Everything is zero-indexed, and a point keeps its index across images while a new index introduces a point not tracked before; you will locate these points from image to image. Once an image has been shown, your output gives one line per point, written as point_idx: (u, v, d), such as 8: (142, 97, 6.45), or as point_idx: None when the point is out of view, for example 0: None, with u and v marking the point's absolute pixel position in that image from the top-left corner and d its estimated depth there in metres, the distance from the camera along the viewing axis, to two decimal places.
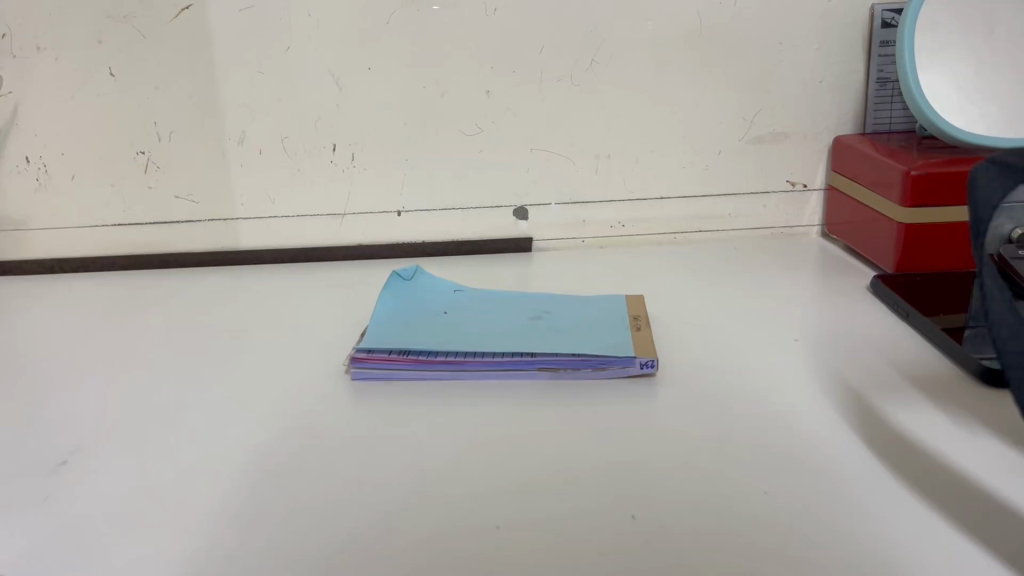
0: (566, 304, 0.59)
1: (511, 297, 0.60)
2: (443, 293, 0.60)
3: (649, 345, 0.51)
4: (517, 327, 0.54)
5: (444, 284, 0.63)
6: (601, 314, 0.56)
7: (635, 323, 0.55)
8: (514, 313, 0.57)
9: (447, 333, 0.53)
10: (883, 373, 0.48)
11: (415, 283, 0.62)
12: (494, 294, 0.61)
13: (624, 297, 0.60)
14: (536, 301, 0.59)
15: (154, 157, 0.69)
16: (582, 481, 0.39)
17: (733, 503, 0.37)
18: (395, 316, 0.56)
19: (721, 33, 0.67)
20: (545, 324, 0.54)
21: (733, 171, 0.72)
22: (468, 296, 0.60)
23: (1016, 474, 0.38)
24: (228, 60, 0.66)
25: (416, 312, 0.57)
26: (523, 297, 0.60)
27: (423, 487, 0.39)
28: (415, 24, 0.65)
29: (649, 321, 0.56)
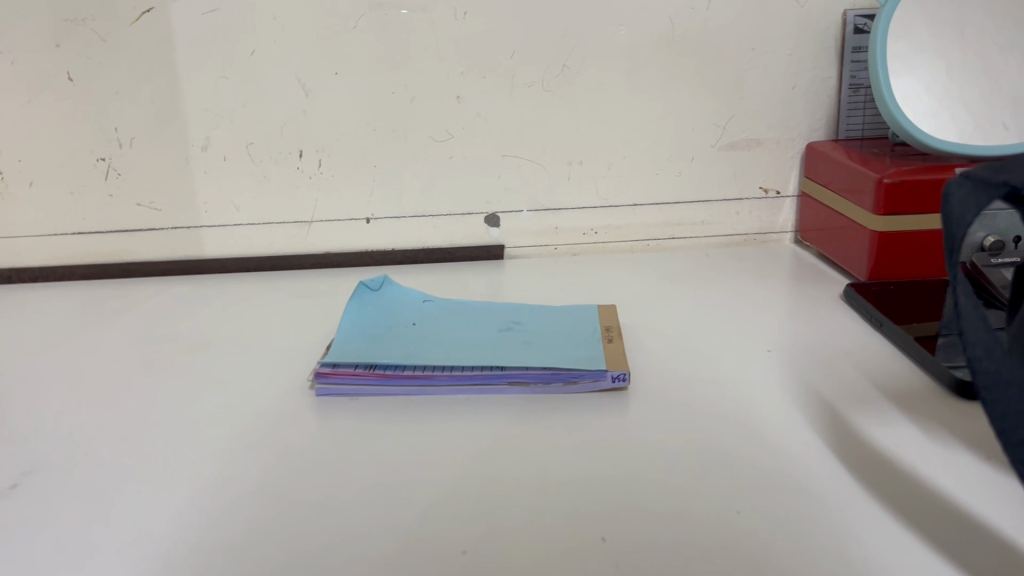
0: (537, 315, 0.58)
1: (482, 308, 0.59)
2: (412, 305, 0.59)
3: (620, 357, 0.50)
4: (487, 339, 0.53)
5: (413, 295, 0.62)
6: (573, 325, 0.55)
7: (608, 333, 0.54)
8: (485, 324, 0.56)
9: (415, 346, 0.52)
10: (856, 385, 0.48)
11: (383, 294, 0.60)
12: (465, 306, 0.60)
13: (597, 307, 0.59)
14: (508, 312, 0.58)
15: (115, 164, 0.67)
16: (550, 501, 0.38)
17: (705, 524, 0.36)
18: (362, 327, 0.54)
19: (694, 39, 0.66)
20: (516, 336, 0.53)
21: (706, 178, 0.71)
22: (438, 308, 0.59)
23: (992, 492, 0.38)
24: (191, 64, 0.64)
25: (384, 324, 0.55)
26: (494, 308, 0.59)
27: (388, 507, 0.38)
28: (383, 28, 0.64)
29: (621, 332, 0.55)
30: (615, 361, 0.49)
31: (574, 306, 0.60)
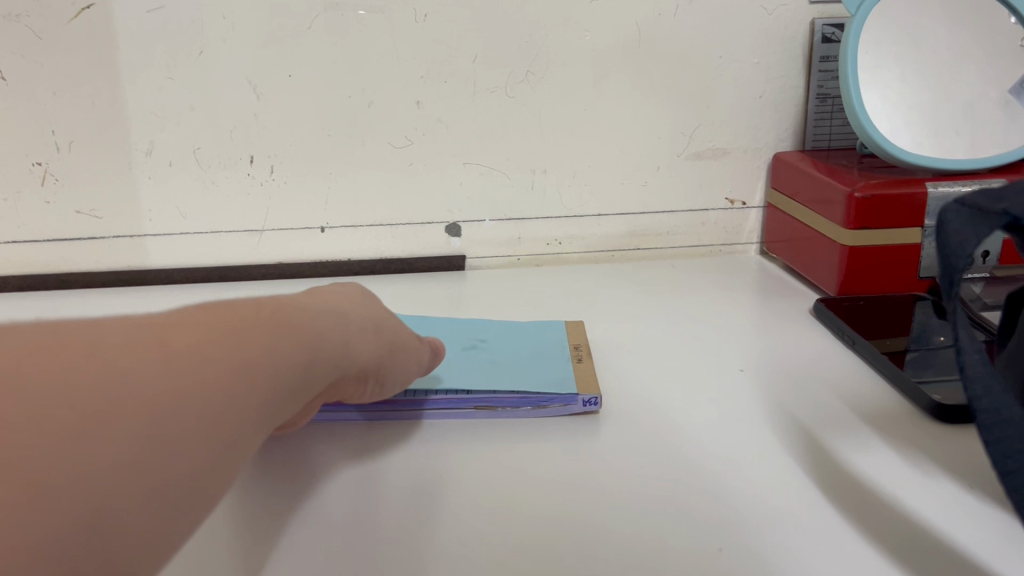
0: (501, 332, 0.55)
1: (443, 324, 0.57)
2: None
3: (589, 379, 0.48)
4: (450, 358, 0.51)
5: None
6: (540, 343, 0.53)
7: (577, 353, 0.52)
8: (448, 342, 0.53)
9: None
10: (832, 406, 0.47)
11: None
12: (426, 322, 0.57)
13: (563, 323, 0.57)
14: (471, 330, 0.56)
15: (53, 169, 0.63)
16: (522, 536, 0.36)
17: (683, 562, 0.34)
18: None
19: (659, 46, 0.65)
20: (481, 355, 0.51)
21: (671, 188, 0.70)
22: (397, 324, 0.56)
23: (977, 522, 0.36)
24: (135, 63, 0.61)
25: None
26: (455, 324, 0.57)
27: (345, 542, 0.36)
28: (339, 29, 0.61)
29: (590, 350, 0.53)
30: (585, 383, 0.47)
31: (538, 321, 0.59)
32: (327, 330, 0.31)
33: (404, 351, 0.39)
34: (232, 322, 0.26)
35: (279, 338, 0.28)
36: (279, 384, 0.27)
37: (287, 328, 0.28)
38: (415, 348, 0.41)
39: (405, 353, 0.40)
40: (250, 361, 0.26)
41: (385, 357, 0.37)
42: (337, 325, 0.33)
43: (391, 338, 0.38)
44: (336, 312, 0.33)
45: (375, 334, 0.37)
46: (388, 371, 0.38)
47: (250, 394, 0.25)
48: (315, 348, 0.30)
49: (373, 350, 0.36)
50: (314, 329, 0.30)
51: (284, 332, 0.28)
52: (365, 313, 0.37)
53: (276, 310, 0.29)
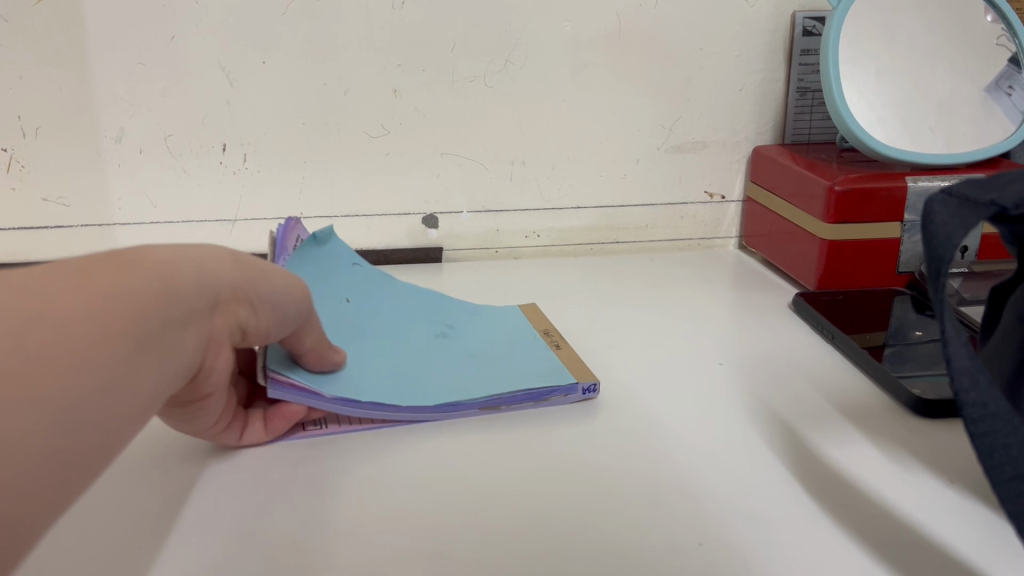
0: (465, 319, 0.54)
1: (408, 300, 0.55)
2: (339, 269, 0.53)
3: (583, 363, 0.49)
4: (428, 348, 0.49)
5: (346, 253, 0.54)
6: (509, 333, 0.53)
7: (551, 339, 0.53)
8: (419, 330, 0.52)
9: (360, 349, 0.47)
10: (812, 400, 0.46)
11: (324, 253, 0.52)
12: (390, 292, 0.55)
13: (525, 311, 0.58)
14: (435, 314, 0.54)
15: (18, 155, 0.62)
16: (501, 531, 0.35)
17: (665, 557, 0.34)
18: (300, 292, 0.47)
19: (641, 37, 0.64)
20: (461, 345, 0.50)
21: (651, 180, 0.69)
22: (364, 285, 0.53)
23: (959, 515, 0.36)
24: (105, 48, 0.59)
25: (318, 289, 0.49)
26: (419, 303, 0.55)
27: (321, 538, 0.35)
28: (316, 15, 0.60)
29: (563, 335, 0.54)
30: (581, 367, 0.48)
31: (493, 308, 0.58)
32: (187, 288, 0.29)
33: (281, 288, 0.34)
34: (83, 284, 0.26)
35: (127, 303, 0.26)
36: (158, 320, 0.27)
37: (143, 290, 0.27)
38: (293, 286, 0.36)
39: (280, 281, 0.35)
40: (88, 335, 0.24)
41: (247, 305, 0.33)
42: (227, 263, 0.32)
43: (262, 285, 0.33)
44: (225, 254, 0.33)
45: (241, 273, 0.33)
46: (266, 307, 0.34)
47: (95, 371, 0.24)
48: (174, 306, 0.28)
49: (228, 301, 0.32)
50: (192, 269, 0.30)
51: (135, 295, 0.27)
52: (227, 262, 0.32)
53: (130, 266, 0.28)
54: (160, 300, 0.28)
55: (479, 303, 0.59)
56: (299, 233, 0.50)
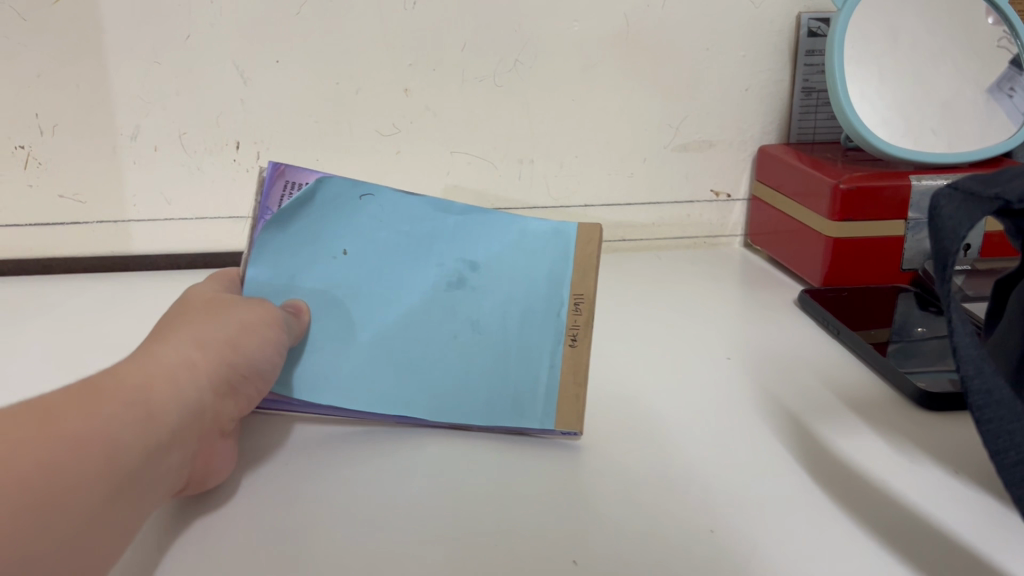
0: (490, 279, 0.44)
1: (425, 246, 0.44)
2: (325, 220, 0.43)
3: (582, 390, 0.43)
4: (431, 316, 0.44)
5: (337, 203, 0.43)
6: (524, 310, 0.44)
7: (574, 328, 0.44)
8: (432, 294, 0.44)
9: (341, 330, 0.44)
10: (818, 392, 0.47)
11: (311, 210, 0.43)
12: (400, 237, 0.44)
13: (569, 273, 0.44)
14: (455, 267, 0.44)
15: (36, 153, 0.63)
16: (516, 519, 0.36)
17: (676, 543, 0.35)
18: (278, 263, 0.43)
19: (648, 37, 0.65)
20: (468, 315, 0.44)
21: (658, 179, 0.70)
22: (362, 232, 0.44)
23: (962, 502, 0.37)
24: (122, 47, 0.60)
25: (304, 253, 0.43)
26: (440, 251, 0.44)
27: (343, 526, 0.36)
28: (328, 15, 0.61)
29: (593, 322, 0.43)
30: (570, 409, 0.42)
31: (530, 251, 0.44)
32: (169, 396, 0.32)
33: (256, 356, 0.37)
34: (69, 399, 0.29)
35: (117, 437, 0.29)
36: (144, 414, 0.31)
37: (129, 416, 0.30)
38: (276, 344, 0.39)
39: (256, 345, 0.37)
40: (91, 470, 0.28)
41: (228, 388, 0.36)
42: (205, 338, 0.36)
43: (237, 366, 0.36)
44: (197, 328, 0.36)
45: (219, 359, 0.35)
46: (249, 369, 0.37)
47: (98, 510, 0.28)
48: (162, 420, 0.32)
49: (214, 395, 0.35)
50: (168, 359, 0.34)
51: (123, 425, 0.30)
52: (203, 356, 0.35)
53: (111, 393, 0.30)
54: (140, 394, 0.31)
55: (515, 231, 0.45)
56: (286, 182, 0.43)
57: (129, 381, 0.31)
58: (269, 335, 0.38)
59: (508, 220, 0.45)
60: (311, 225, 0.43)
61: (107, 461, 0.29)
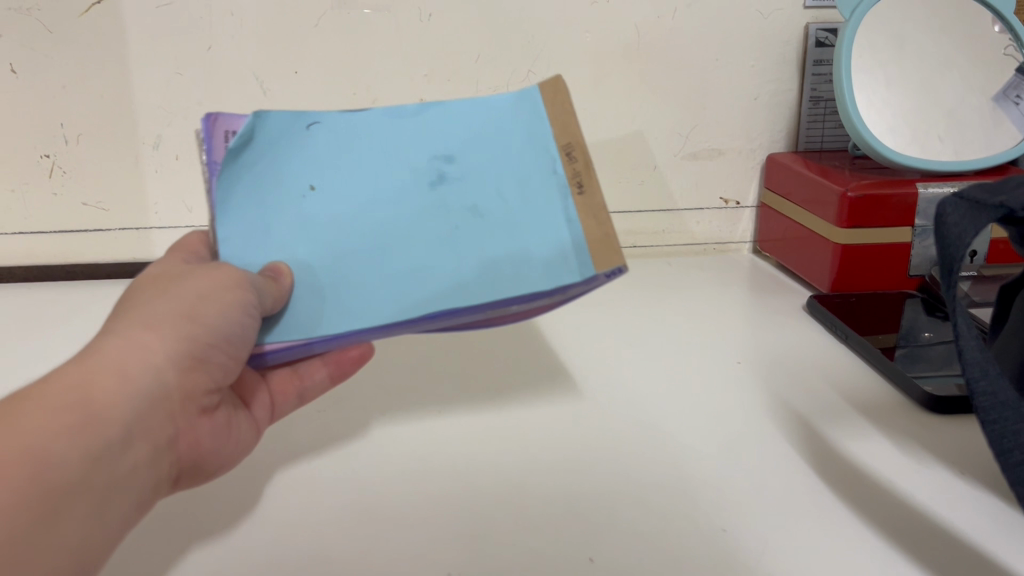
0: (470, 166, 0.43)
1: (392, 154, 0.44)
2: (282, 157, 0.43)
3: (609, 227, 0.38)
4: (424, 215, 0.42)
5: (287, 135, 0.44)
6: (519, 176, 0.42)
7: (577, 178, 0.41)
8: (423, 198, 0.42)
9: (331, 258, 0.42)
10: (826, 396, 0.48)
11: (258, 148, 0.42)
12: (365, 151, 0.44)
13: (548, 126, 0.43)
14: (432, 165, 0.43)
15: (60, 161, 0.65)
16: (534, 518, 0.38)
17: (690, 542, 0.36)
18: (248, 219, 0.42)
19: (659, 48, 0.66)
20: (464, 202, 0.42)
21: (668, 187, 0.72)
22: (323, 164, 0.44)
23: (970, 503, 0.38)
24: (144, 58, 0.62)
25: (274, 201, 0.43)
26: (409, 153, 0.44)
27: (369, 527, 0.37)
28: (346, 27, 0.62)
29: (592, 162, 0.41)
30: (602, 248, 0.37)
31: (501, 134, 0.44)
32: (117, 388, 0.32)
33: (220, 326, 0.35)
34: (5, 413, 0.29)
35: (57, 447, 0.29)
36: (83, 411, 0.30)
37: (65, 420, 0.30)
38: (246, 307, 0.36)
39: (216, 313, 0.35)
40: (25, 484, 0.28)
41: (193, 363, 0.35)
42: (155, 316, 0.34)
43: (199, 340, 0.35)
44: (152, 303, 0.35)
45: (169, 341, 0.34)
46: (218, 337, 0.36)
47: (45, 517, 0.28)
48: (105, 416, 0.31)
49: (176, 375, 0.34)
50: (115, 348, 0.33)
51: (61, 433, 0.29)
52: (153, 340, 0.34)
53: (50, 397, 0.30)
54: (79, 394, 0.31)
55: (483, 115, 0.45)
56: (224, 131, 0.43)
57: (68, 380, 0.31)
58: (235, 298, 0.36)
59: (471, 104, 0.45)
60: (269, 168, 0.43)
61: (44, 472, 0.28)
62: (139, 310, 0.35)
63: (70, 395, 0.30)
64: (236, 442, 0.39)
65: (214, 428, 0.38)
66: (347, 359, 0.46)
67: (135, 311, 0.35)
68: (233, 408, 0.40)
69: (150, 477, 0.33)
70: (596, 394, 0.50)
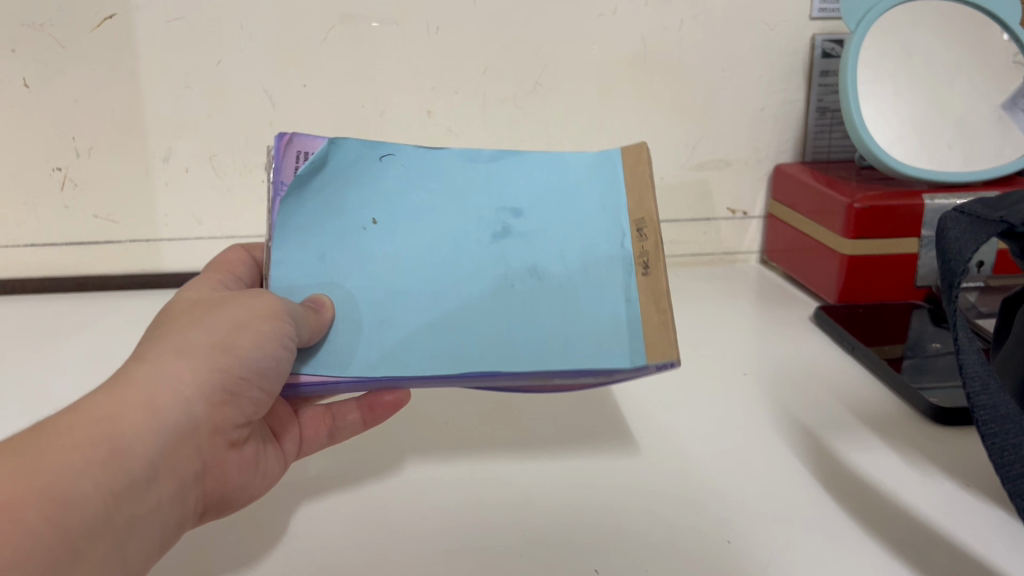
0: (537, 225, 0.43)
1: (461, 202, 0.44)
2: (349, 186, 0.43)
3: (667, 312, 0.37)
4: (481, 267, 0.42)
5: (359, 164, 0.43)
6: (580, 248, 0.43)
7: (643, 257, 0.41)
8: (481, 250, 0.42)
9: (378, 294, 0.41)
10: (832, 407, 0.48)
11: (330, 176, 0.42)
12: (435, 195, 0.44)
13: (624, 198, 0.44)
14: (498, 218, 0.43)
15: (72, 174, 0.65)
16: (539, 530, 0.38)
17: (696, 554, 0.36)
18: (305, 244, 0.42)
19: (665, 59, 0.66)
20: (523, 261, 0.42)
21: (675, 198, 0.72)
22: (391, 201, 0.43)
23: (979, 518, 0.38)
24: (155, 72, 0.62)
25: (333, 228, 0.42)
26: (478, 203, 0.44)
27: (375, 539, 0.37)
28: (354, 40, 0.63)
29: (661, 241, 0.40)
30: (660, 336, 0.37)
31: (572, 204, 0.44)
32: (144, 422, 0.32)
33: (255, 356, 0.35)
34: (32, 444, 0.29)
35: (84, 483, 0.29)
36: (108, 446, 0.30)
37: (94, 454, 0.30)
38: (285, 339, 0.36)
39: (252, 344, 0.35)
40: (50, 517, 0.28)
41: (225, 396, 0.35)
42: (186, 347, 0.34)
43: (232, 371, 0.35)
44: (184, 333, 0.35)
45: (199, 374, 0.34)
46: (250, 371, 0.35)
47: (69, 552, 0.28)
48: (131, 451, 0.31)
49: (206, 407, 0.34)
50: (145, 380, 0.33)
51: (86, 466, 0.29)
52: (186, 370, 0.34)
53: (81, 428, 0.30)
54: (104, 428, 0.31)
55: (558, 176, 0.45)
56: (297, 152, 0.42)
57: (96, 414, 0.31)
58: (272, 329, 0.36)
59: (546, 162, 0.45)
60: (334, 196, 0.43)
61: (68, 507, 0.28)
62: (171, 342, 0.34)
63: (96, 429, 0.30)
64: (264, 477, 0.39)
65: (242, 463, 0.38)
66: (381, 403, 0.45)
67: (167, 341, 0.34)
68: (264, 442, 0.41)
69: (176, 511, 0.33)
70: (600, 406, 0.50)
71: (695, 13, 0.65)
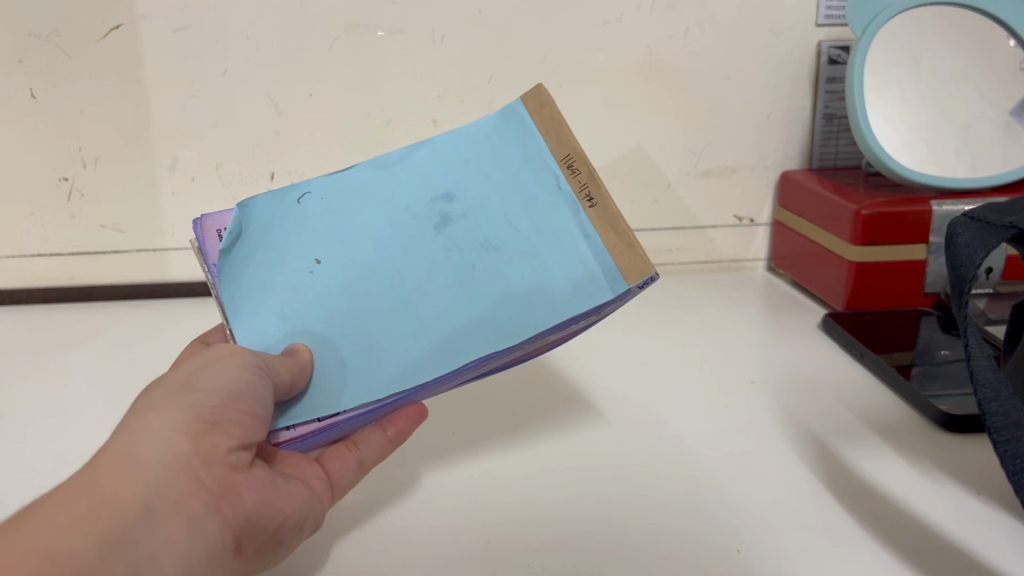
0: (471, 202, 0.43)
1: (388, 201, 0.44)
2: (281, 239, 0.43)
3: (630, 234, 0.38)
4: (436, 257, 0.41)
5: (279, 217, 0.44)
6: (525, 207, 0.42)
7: (585, 191, 0.41)
8: (432, 244, 0.42)
9: (345, 326, 0.40)
10: (840, 415, 0.48)
11: (255, 239, 0.43)
12: (361, 211, 0.44)
13: (544, 145, 0.43)
14: (431, 209, 0.43)
15: (79, 184, 0.66)
16: (546, 540, 0.38)
17: (706, 562, 0.36)
18: (263, 310, 0.41)
19: (670, 66, 0.66)
20: (474, 238, 0.41)
21: (681, 205, 0.72)
22: (324, 235, 0.43)
23: (991, 526, 0.37)
24: (160, 82, 0.62)
25: (279, 282, 0.41)
26: (407, 199, 0.44)
27: (383, 552, 0.37)
28: (360, 49, 0.63)
29: (597, 171, 0.41)
30: (631, 256, 0.37)
31: (499, 171, 0.43)
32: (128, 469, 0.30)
33: (222, 385, 0.34)
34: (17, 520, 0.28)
35: (67, 540, 0.27)
36: (88, 499, 0.29)
37: (73, 512, 0.28)
38: (245, 370, 0.35)
39: (213, 380, 0.34)
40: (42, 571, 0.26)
41: (209, 425, 0.32)
42: (155, 402, 0.33)
43: (202, 403, 0.33)
44: (152, 394, 0.34)
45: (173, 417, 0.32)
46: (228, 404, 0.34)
47: None
48: (118, 496, 0.29)
49: (194, 441, 0.32)
50: (116, 438, 0.31)
51: (71, 521, 0.28)
52: (157, 415, 0.32)
53: (56, 495, 0.29)
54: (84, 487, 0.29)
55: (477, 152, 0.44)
56: (216, 231, 0.45)
57: (74, 478, 0.29)
58: (232, 362, 0.35)
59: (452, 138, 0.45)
60: (265, 255, 0.42)
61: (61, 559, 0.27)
62: (142, 403, 0.33)
63: (74, 489, 0.29)
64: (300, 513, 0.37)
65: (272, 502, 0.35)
66: (400, 416, 0.42)
67: (137, 405, 0.33)
68: (283, 475, 0.37)
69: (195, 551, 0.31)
70: (608, 415, 0.50)
71: (699, 20, 0.65)
